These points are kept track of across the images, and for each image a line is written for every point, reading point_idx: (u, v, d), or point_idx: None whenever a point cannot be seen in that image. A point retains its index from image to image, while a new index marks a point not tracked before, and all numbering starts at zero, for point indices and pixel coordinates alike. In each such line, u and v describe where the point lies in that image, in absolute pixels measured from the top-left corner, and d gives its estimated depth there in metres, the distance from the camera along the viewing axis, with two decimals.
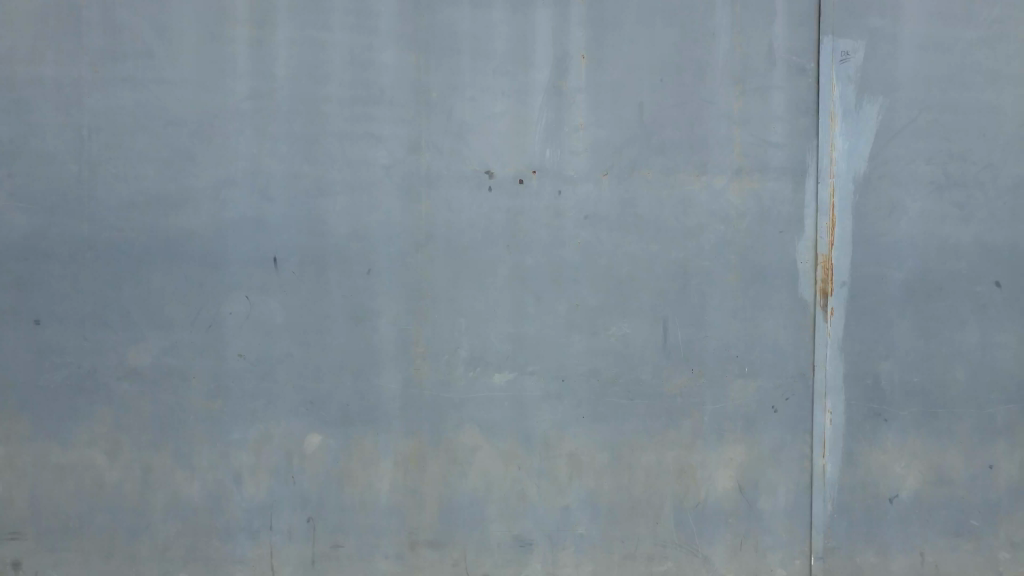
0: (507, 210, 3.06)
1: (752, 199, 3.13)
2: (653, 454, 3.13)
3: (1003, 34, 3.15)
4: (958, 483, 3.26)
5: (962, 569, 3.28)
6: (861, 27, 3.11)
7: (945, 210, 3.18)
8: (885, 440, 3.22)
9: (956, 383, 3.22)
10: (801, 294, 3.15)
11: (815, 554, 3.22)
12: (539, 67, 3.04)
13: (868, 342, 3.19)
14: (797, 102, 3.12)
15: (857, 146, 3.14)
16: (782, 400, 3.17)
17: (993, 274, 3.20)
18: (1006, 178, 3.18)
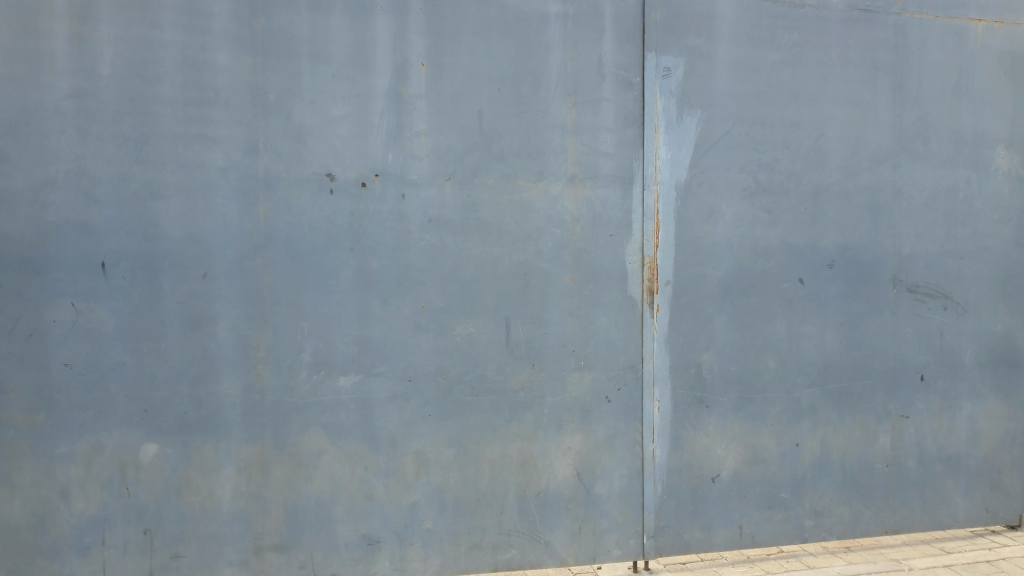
0: (350, 214, 3.09)
1: (586, 204, 3.33)
2: (497, 448, 3.26)
3: (801, 57, 3.54)
4: (770, 460, 3.63)
5: (774, 537, 3.66)
6: (680, 45, 3.38)
7: (756, 215, 3.53)
8: (707, 424, 3.53)
9: (766, 370, 3.59)
10: (630, 292, 3.40)
11: (647, 533, 3.47)
12: (380, 73, 3.09)
13: (691, 336, 3.48)
14: (625, 113, 3.35)
15: (678, 155, 3.41)
16: (615, 391, 3.39)
17: (796, 272, 3.60)
18: (806, 186, 3.59)
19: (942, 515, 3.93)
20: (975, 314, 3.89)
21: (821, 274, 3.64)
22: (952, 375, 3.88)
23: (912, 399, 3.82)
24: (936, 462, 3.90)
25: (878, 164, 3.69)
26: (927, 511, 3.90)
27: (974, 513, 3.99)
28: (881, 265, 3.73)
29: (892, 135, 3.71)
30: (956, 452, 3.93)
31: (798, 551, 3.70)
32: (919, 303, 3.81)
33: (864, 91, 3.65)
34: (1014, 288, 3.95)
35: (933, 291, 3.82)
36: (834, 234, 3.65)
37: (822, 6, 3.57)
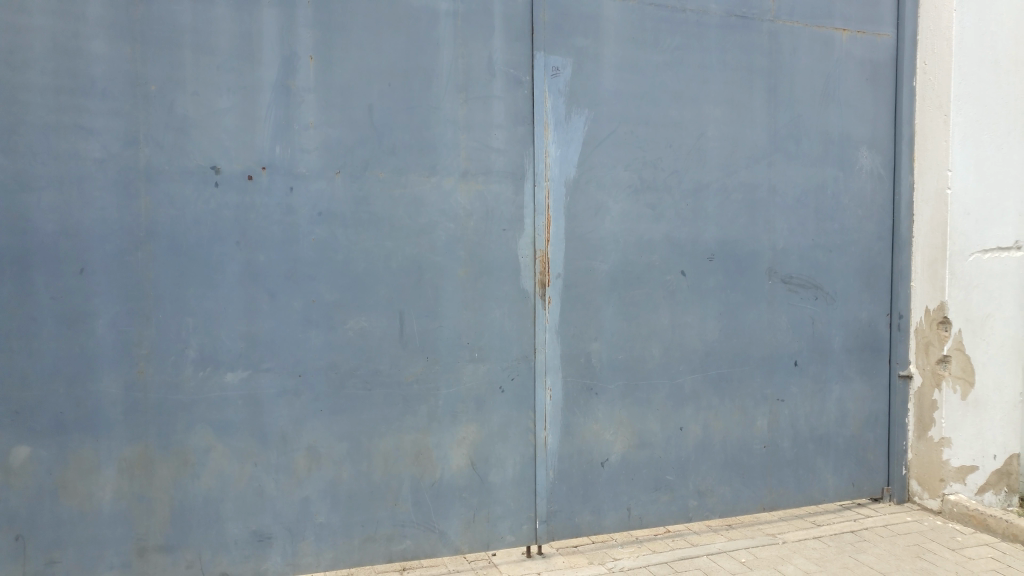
0: (237, 207, 3.05)
1: (478, 199, 3.39)
2: (391, 441, 3.29)
3: (682, 60, 3.72)
4: (656, 445, 3.80)
5: (660, 518, 3.85)
6: (568, 46, 3.49)
7: (640, 210, 3.69)
8: (596, 411, 3.66)
9: (651, 358, 3.76)
10: (522, 285, 3.49)
11: (540, 519, 3.57)
12: (267, 65, 3.06)
13: (581, 327, 3.61)
14: (515, 111, 3.43)
15: (568, 152, 3.52)
16: (508, 382, 3.48)
17: (679, 265, 3.78)
18: (688, 183, 3.78)
19: (814, 491, 4.22)
20: (842, 303, 4.20)
21: (702, 267, 3.84)
22: (822, 360, 4.16)
23: (786, 383, 4.08)
24: (809, 442, 4.18)
25: (755, 163, 3.92)
26: (801, 488, 4.18)
27: (842, 487, 4.31)
28: (757, 258, 3.96)
29: (766, 135, 3.94)
30: (827, 432, 4.22)
31: (683, 529, 3.86)
32: (793, 294, 4.06)
33: (741, 93, 3.86)
34: (875, 278, 4.29)
35: (805, 282, 4.09)
36: (714, 229, 3.85)
37: (702, 12, 3.76)
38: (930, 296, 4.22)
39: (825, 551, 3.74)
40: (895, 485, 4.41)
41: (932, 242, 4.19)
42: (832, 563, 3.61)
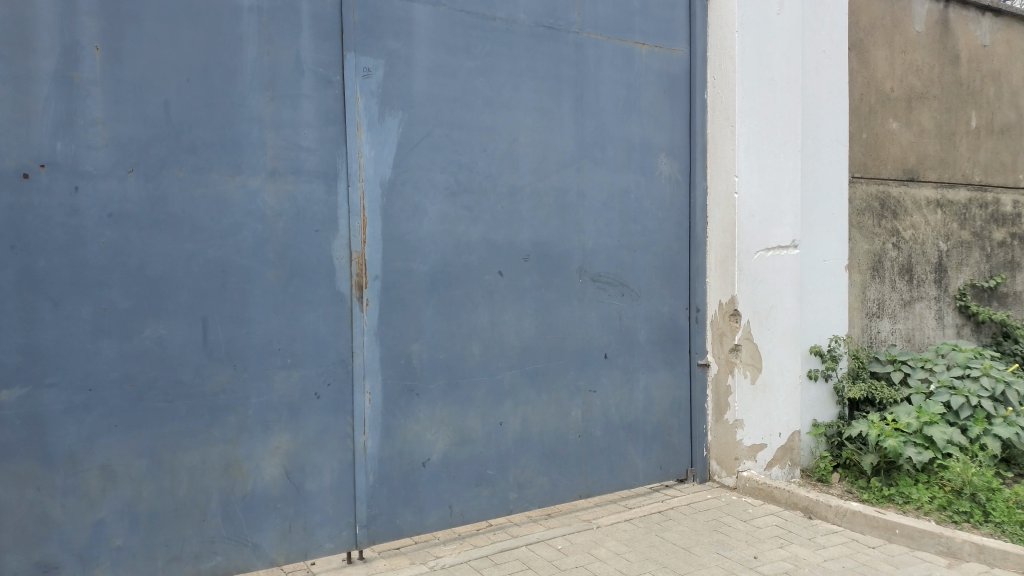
0: (10, 208, 2.77)
1: (289, 199, 3.31)
2: (197, 454, 3.13)
3: (493, 66, 3.84)
4: (476, 441, 3.88)
5: (482, 513, 3.93)
6: (379, 47, 3.50)
7: (457, 212, 3.76)
8: (417, 412, 3.68)
9: (471, 357, 3.84)
10: (338, 287, 3.44)
11: (360, 523, 3.54)
12: (44, 53, 2.81)
13: (400, 328, 3.61)
14: (325, 111, 3.38)
15: (381, 154, 3.52)
16: (324, 386, 3.42)
17: (495, 265, 3.89)
18: (503, 185, 3.90)
19: (625, 476, 4.50)
20: (646, 299, 4.50)
21: (517, 266, 3.96)
22: (630, 352, 4.44)
23: (598, 374, 4.31)
24: (620, 429, 4.44)
25: (565, 167, 4.12)
26: (613, 474, 4.44)
27: (651, 471, 4.61)
28: (569, 258, 4.16)
29: (575, 141, 4.15)
30: (635, 419, 4.50)
31: (504, 522, 3.97)
32: (602, 290, 4.30)
33: (549, 100, 4.05)
34: (675, 275, 4.64)
35: (613, 280, 4.34)
36: (529, 230, 4.00)
37: (511, 21, 3.90)
38: (723, 291, 4.62)
39: (635, 531, 4.00)
40: (698, 465, 4.79)
41: (723, 241, 4.58)
42: (641, 542, 3.87)
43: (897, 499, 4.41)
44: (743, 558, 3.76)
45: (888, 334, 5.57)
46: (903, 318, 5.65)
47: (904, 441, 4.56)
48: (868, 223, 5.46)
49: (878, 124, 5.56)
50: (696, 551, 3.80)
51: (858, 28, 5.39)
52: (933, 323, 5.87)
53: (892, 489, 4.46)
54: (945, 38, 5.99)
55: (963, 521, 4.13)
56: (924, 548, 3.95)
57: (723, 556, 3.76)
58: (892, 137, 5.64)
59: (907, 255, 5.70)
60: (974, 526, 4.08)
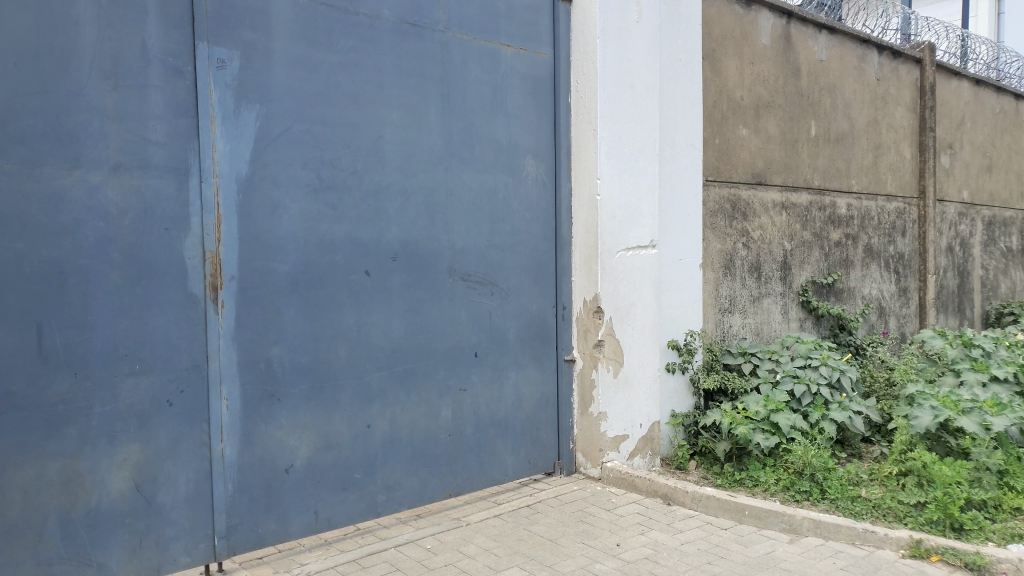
0: None
1: (135, 195, 3.12)
2: (32, 470, 2.89)
3: (356, 62, 3.78)
4: (343, 444, 3.81)
5: (349, 517, 3.86)
6: (234, 38, 3.36)
7: (320, 210, 3.67)
8: (278, 417, 3.57)
9: (336, 358, 3.76)
10: (191, 288, 3.28)
11: (218, 534, 3.40)
12: None
13: (259, 330, 3.49)
14: (175, 102, 3.21)
15: (238, 148, 3.39)
16: (177, 393, 3.25)
17: (361, 264, 3.83)
18: (368, 183, 3.84)
19: (494, 472, 4.55)
20: (514, 297, 4.57)
21: (384, 266, 3.92)
22: (498, 350, 4.49)
23: (467, 373, 4.33)
24: (489, 427, 4.48)
25: (432, 166, 4.11)
26: (483, 471, 4.48)
27: (520, 466, 4.69)
28: (437, 257, 4.15)
29: (441, 140, 4.15)
30: (505, 416, 4.56)
31: (372, 525, 3.92)
32: (471, 290, 4.33)
33: (415, 98, 4.03)
34: (543, 274, 4.73)
35: (482, 279, 4.37)
36: (396, 230, 3.96)
37: (375, 17, 3.85)
38: (587, 289, 4.76)
39: (503, 527, 4.06)
40: (565, 459, 4.92)
41: (587, 241, 4.73)
42: (509, 537, 3.94)
43: (748, 483, 4.73)
44: (607, 545, 3.91)
45: (739, 328, 5.93)
46: (752, 313, 6.04)
47: (753, 428, 4.87)
48: (720, 224, 5.79)
49: (729, 131, 5.91)
50: (562, 542, 3.91)
51: (711, 39, 5.70)
52: (779, 317, 6.31)
53: (744, 473, 4.79)
54: (788, 52, 6.45)
55: (804, 499, 4.51)
56: (770, 526, 4.28)
57: (588, 546, 3.89)
58: (742, 144, 6.01)
59: (756, 255, 6.10)
60: (813, 503, 4.47)
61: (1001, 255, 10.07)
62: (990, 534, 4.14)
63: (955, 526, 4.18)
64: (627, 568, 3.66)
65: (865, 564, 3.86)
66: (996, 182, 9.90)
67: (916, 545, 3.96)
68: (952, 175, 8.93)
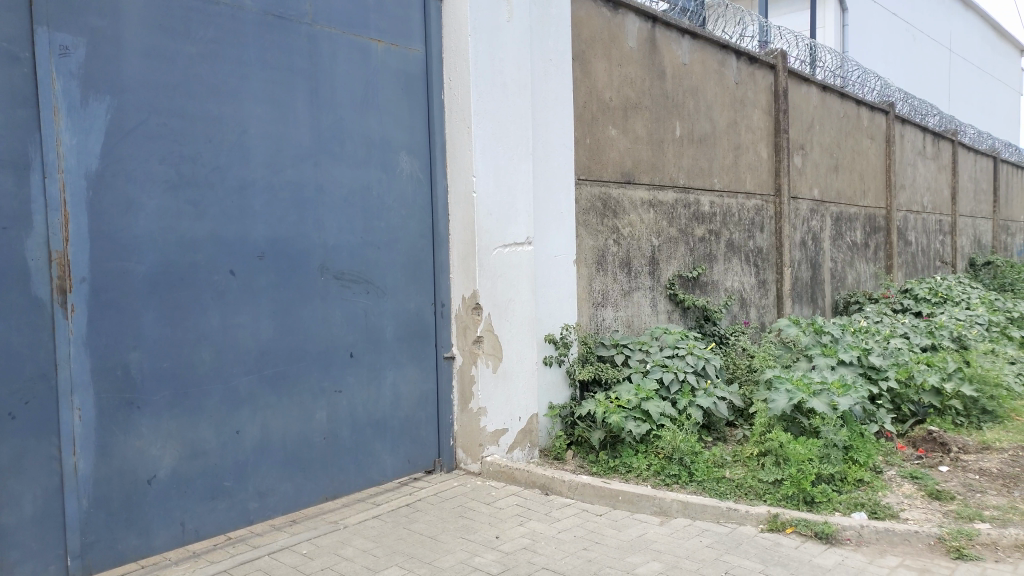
0: None
1: None
2: None
3: (217, 52, 3.64)
4: (210, 452, 3.65)
5: (219, 527, 3.72)
6: (79, 24, 3.17)
7: (181, 208, 3.51)
8: (139, 427, 3.38)
9: (202, 363, 3.60)
10: (36, 292, 3.07)
11: (72, 554, 3.19)
12: None
13: (114, 335, 3.29)
14: (11, 92, 3.01)
15: (86, 142, 3.20)
16: (21, 405, 3.03)
17: (227, 263, 3.68)
18: (232, 180, 3.70)
19: (373, 473, 4.50)
20: (390, 296, 4.53)
21: (251, 266, 3.79)
22: (375, 349, 4.44)
23: (343, 374, 4.26)
24: (367, 427, 4.43)
25: (302, 162, 4.01)
26: (360, 472, 4.42)
27: (399, 465, 4.66)
28: (308, 256, 4.06)
29: (311, 135, 4.06)
30: (383, 416, 4.51)
31: (245, 534, 3.78)
32: (345, 289, 4.26)
33: (282, 92, 3.92)
34: (419, 271, 4.72)
35: (356, 278, 4.31)
36: (263, 228, 3.84)
37: (237, 6, 3.72)
38: (464, 286, 4.79)
39: (382, 527, 4.02)
40: (444, 456, 4.93)
41: (463, 238, 4.75)
42: (388, 536, 3.91)
43: (621, 469, 4.91)
44: (486, 539, 3.95)
45: (612, 322, 6.14)
46: (624, 306, 6.27)
47: (626, 416, 5.06)
48: (592, 221, 5.97)
49: (599, 130, 6.09)
50: (441, 539, 3.92)
51: (580, 40, 5.85)
52: (649, 310, 6.58)
53: (618, 460, 4.98)
54: (653, 55, 6.72)
55: (673, 482, 4.75)
56: (642, 510, 4.47)
57: (467, 540, 3.92)
58: (611, 143, 6.22)
59: (626, 250, 6.33)
60: (681, 486, 4.71)
61: (847, 248, 10.93)
62: (838, 505, 4.50)
63: (808, 500, 4.51)
64: (506, 560, 3.71)
65: (728, 540, 4.10)
66: (842, 181, 10.73)
67: (773, 519, 4.26)
68: (804, 174, 9.60)
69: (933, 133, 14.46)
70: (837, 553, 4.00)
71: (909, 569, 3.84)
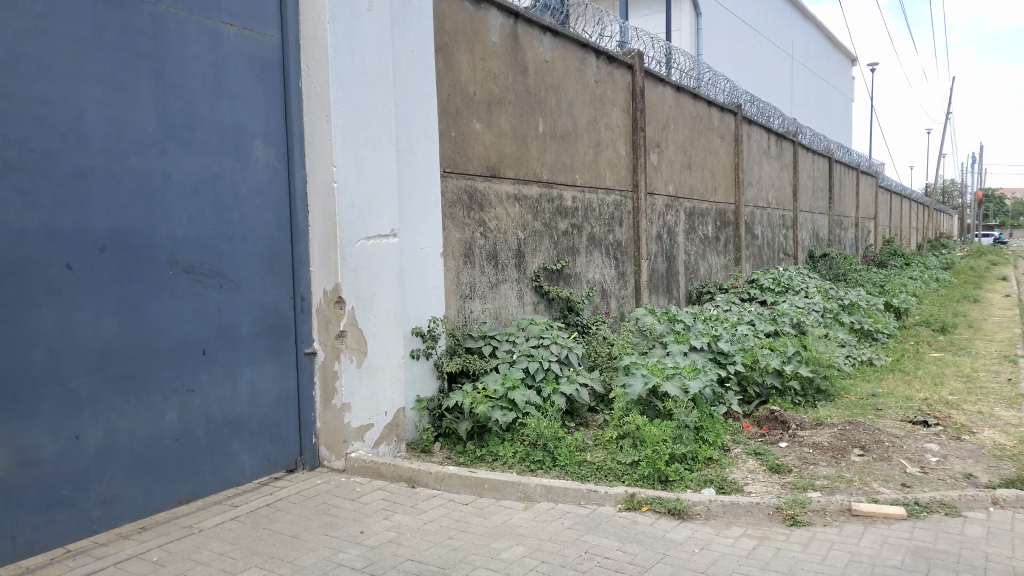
0: None
1: None
2: None
3: (48, 29, 3.39)
4: (46, 459, 3.40)
5: (57, 539, 3.47)
6: None
7: (6, 196, 3.25)
8: None
9: (34, 364, 3.34)
10: None
11: None
12: None
13: None
14: None
15: None
16: None
17: (63, 257, 3.44)
18: (67, 166, 3.46)
19: (230, 474, 4.34)
20: (246, 290, 4.37)
21: (91, 259, 3.55)
22: (230, 346, 4.27)
23: (196, 372, 4.08)
24: (223, 427, 4.25)
25: (146, 148, 3.80)
26: (216, 474, 4.25)
27: (258, 465, 4.52)
28: (156, 248, 3.85)
29: (157, 121, 3.85)
30: (240, 415, 4.35)
31: (87, 545, 3.55)
32: (197, 283, 4.07)
33: (123, 74, 3.69)
34: (277, 264, 4.58)
35: (209, 271, 4.13)
36: (104, 218, 3.60)
37: None
38: (326, 279, 4.69)
39: (240, 529, 3.89)
40: (306, 454, 4.81)
41: (324, 230, 4.65)
42: (246, 538, 3.79)
43: (488, 458, 4.99)
44: (350, 534, 3.90)
45: (479, 314, 6.20)
46: (490, 298, 6.35)
47: (492, 406, 5.14)
48: (458, 213, 6.00)
49: (463, 124, 6.13)
50: (304, 537, 3.84)
51: (443, 32, 5.86)
52: (515, 302, 6.70)
53: (485, 449, 5.06)
54: (516, 50, 6.84)
55: (538, 468, 4.89)
56: (507, 497, 4.57)
57: (331, 536, 3.86)
58: (476, 137, 6.28)
59: (492, 243, 6.41)
60: (545, 471, 4.87)
61: (700, 241, 11.58)
62: (689, 482, 4.80)
63: (662, 478, 4.78)
64: (370, 553, 3.69)
65: (588, 520, 4.28)
66: (695, 178, 11.35)
67: (631, 498, 4.48)
68: (660, 171, 10.08)
69: (776, 134, 15.57)
70: (688, 527, 4.26)
71: (751, 538, 4.15)
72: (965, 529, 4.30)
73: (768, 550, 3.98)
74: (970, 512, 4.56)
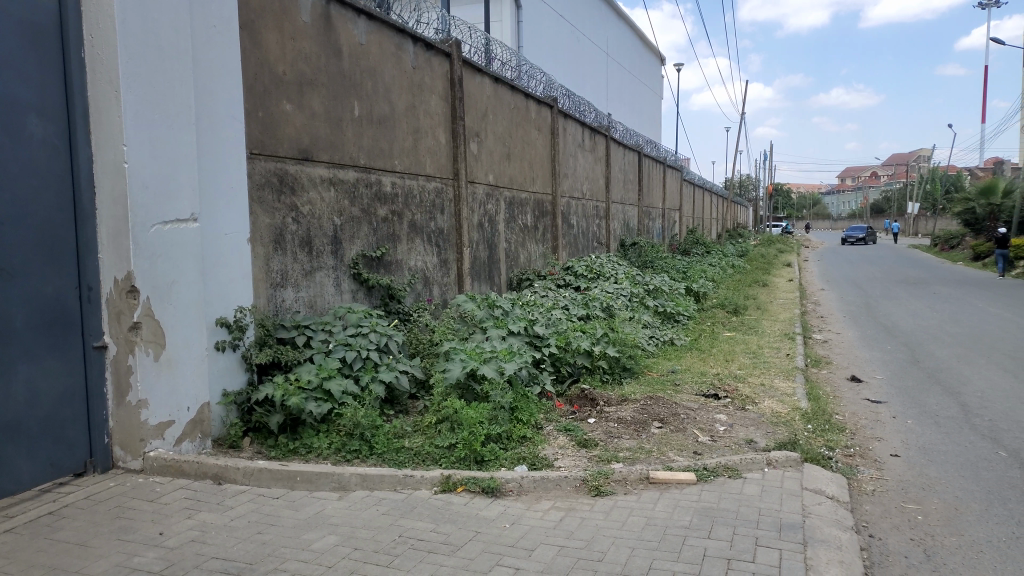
0: None
1: None
2: None
3: None
4: None
5: None
6: None
7: None
8: None
9: None
10: None
11: None
12: None
13: None
14: None
15: None
16: None
17: None
18: None
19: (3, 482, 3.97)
20: (21, 279, 3.98)
21: None
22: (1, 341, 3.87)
23: None
24: None
25: None
26: None
27: (38, 471, 4.15)
28: None
29: None
30: (15, 416, 3.97)
31: None
32: None
33: None
34: (59, 251, 4.20)
35: None
36: None
37: None
38: (117, 267, 4.36)
39: (16, 541, 3.55)
40: (97, 455, 4.45)
41: (113, 214, 4.33)
42: (24, 550, 3.46)
43: (302, 451, 4.89)
44: (147, 536, 3.68)
45: (292, 302, 6.02)
46: (305, 286, 6.19)
47: (306, 398, 5.00)
48: (268, 198, 5.78)
49: (272, 105, 5.89)
50: (93, 544, 3.57)
51: (249, 9, 5.60)
52: (331, 289, 6.57)
53: (298, 442, 4.94)
54: (329, 31, 6.66)
55: (354, 458, 4.88)
56: (320, 488, 4.50)
57: (124, 541, 3.62)
58: (286, 119, 6.06)
59: (305, 229, 6.23)
60: (362, 461, 4.87)
61: (519, 230, 11.92)
62: (504, 461, 4.98)
63: (478, 459, 4.92)
64: (169, 555, 3.50)
65: (403, 505, 4.31)
66: (514, 168, 11.66)
67: (445, 481, 4.58)
68: (479, 160, 10.25)
69: (590, 128, 16.34)
70: (500, 503, 4.43)
71: (558, 510, 4.38)
72: (744, 488, 4.82)
73: (573, 520, 4.23)
74: (749, 474, 5.11)
